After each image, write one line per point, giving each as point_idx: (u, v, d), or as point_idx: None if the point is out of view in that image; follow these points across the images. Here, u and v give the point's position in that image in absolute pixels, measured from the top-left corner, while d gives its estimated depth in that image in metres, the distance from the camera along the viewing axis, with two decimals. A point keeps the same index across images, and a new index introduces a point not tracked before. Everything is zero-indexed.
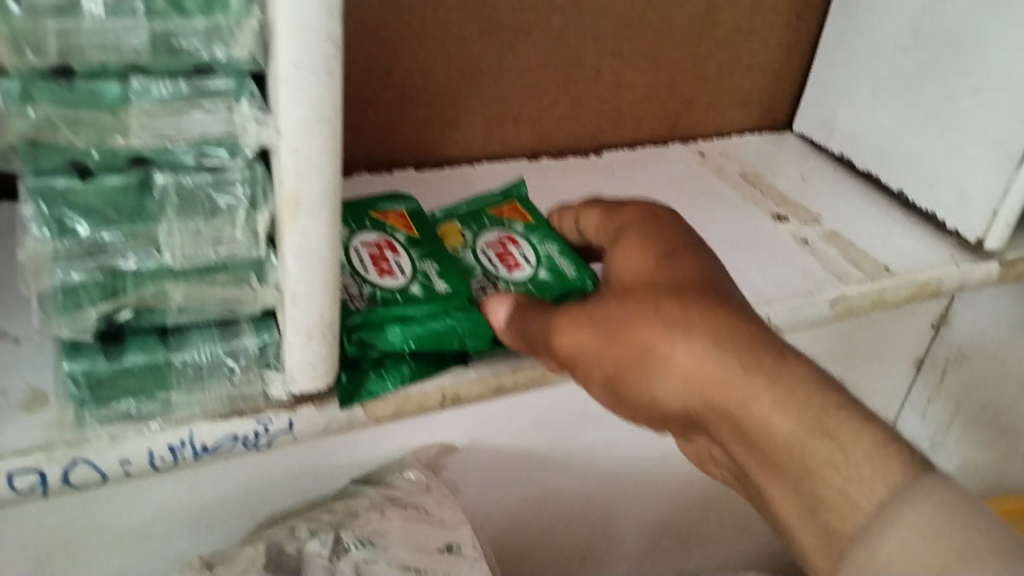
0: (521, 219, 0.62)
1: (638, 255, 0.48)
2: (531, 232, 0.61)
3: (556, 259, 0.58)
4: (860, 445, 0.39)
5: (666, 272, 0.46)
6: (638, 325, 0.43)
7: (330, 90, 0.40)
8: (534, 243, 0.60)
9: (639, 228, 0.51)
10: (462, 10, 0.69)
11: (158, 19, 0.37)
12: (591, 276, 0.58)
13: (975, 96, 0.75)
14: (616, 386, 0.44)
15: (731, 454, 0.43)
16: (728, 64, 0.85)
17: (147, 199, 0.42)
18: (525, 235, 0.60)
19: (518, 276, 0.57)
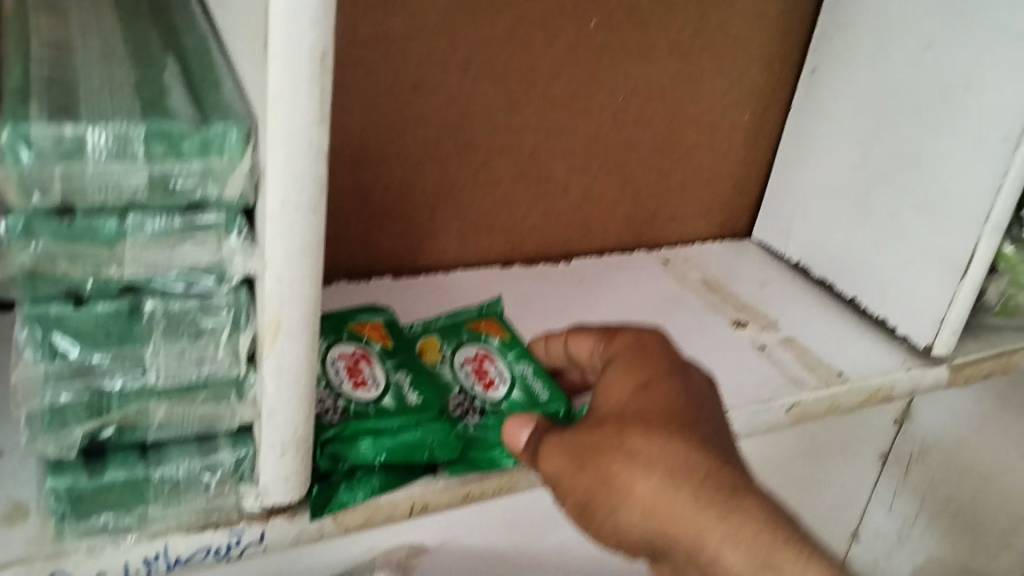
0: (496, 334, 0.66)
1: (618, 382, 0.51)
2: (507, 347, 0.65)
3: (530, 379, 0.62)
4: (802, 574, 0.43)
5: (638, 398, 0.49)
6: (609, 458, 0.45)
7: (313, 225, 0.43)
8: (510, 359, 0.63)
9: (624, 359, 0.53)
10: (439, 131, 0.73)
11: (157, 163, 0.41)
12: (563, 402, 0.61)
13: (918, 213, 0.80)
14: (587, 513, 0.47)
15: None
16: (690, 178, 0.90)
17: (136, 323, 0.45)
18: (500, 352, 0.64)
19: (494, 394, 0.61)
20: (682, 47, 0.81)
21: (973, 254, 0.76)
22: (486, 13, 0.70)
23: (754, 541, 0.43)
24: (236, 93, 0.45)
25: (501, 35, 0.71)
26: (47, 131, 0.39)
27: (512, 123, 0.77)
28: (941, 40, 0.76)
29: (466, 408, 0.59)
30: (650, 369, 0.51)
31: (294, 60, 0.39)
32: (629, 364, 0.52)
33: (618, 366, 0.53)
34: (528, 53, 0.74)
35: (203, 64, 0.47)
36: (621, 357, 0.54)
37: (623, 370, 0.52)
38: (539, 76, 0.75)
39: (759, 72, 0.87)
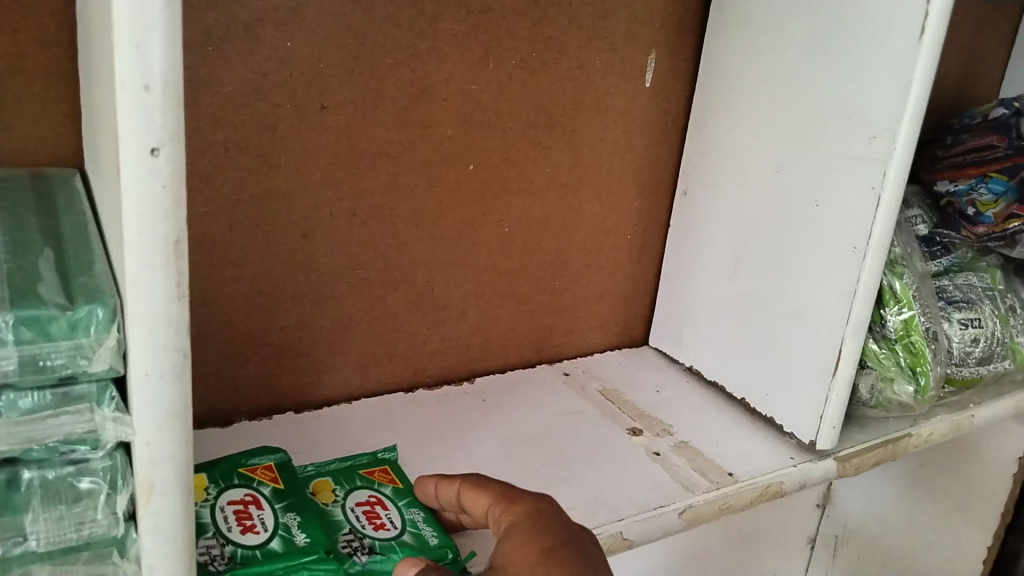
0: (390, 481, 0.69)
1: (517, 547, 0.52)
2: (398, 495, 0.67)
3: (419, 524, 0.64)
4: None
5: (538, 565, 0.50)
6: None
7: (176, 391, 0.47)
8: (401, 507, 0.66)
9: (522, 525, 0.54)
10: (331, 273, 0.78)
11: (26, 346, 0.45)
12: (453, 550, 0.63)
13: (789, 317, 0.86)
14: None
15: None
16: (581, 295, 0.97)
17: (15, 492, 0.48)
18: (392, 498, 0.67)
19: (383, 532, 0.62)
20: (560, 179, 0.88)
21: (841, 353, 0.81)
22: (367, 166, 0.76)
23: None
24: (108, 273, 0.49)
25: (384, 183, 0.77)
26: None
27: (403, 259, 0.82)
28: (788, 163, 0.84)
29: (354, 547, 0.60)
30: (548, 537, 0.52)
31: (148, 249, 0.43)
32: (529, 532, 0.53)
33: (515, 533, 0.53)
34: (411, 197, 0.80)
35: (80, 247, 0.51)
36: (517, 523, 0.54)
37: (524, 540, 0.52)
38: (424, 216, 0.81)
39: (634, 197, 0.96)
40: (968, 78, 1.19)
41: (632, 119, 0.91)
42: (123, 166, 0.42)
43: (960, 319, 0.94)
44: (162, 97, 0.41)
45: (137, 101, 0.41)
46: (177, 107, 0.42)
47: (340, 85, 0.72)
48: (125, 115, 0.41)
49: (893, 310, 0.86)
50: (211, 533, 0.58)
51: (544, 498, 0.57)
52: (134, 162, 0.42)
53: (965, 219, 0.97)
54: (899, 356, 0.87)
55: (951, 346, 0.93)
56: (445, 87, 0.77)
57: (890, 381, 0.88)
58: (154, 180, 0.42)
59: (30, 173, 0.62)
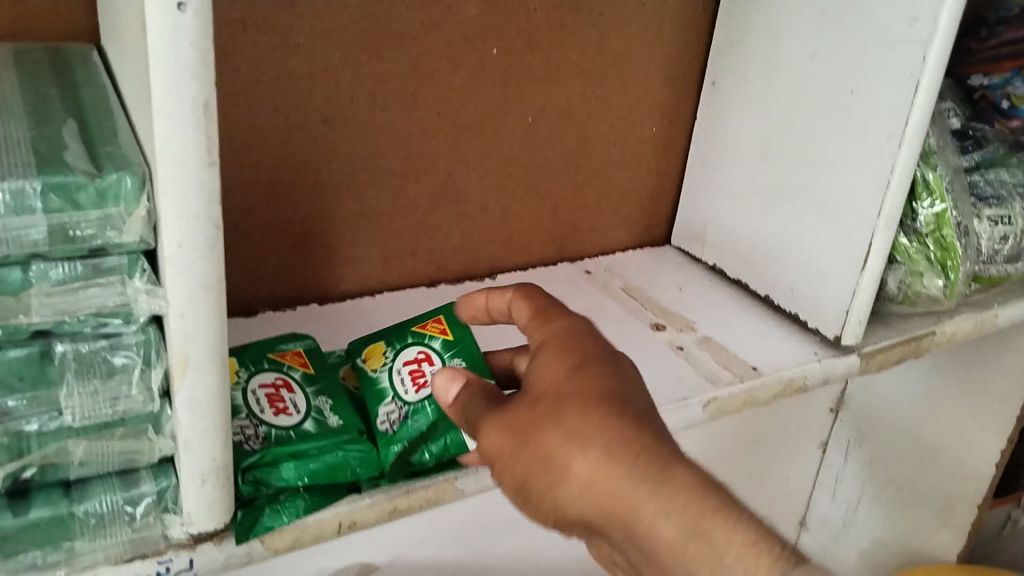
0: (440, 334, 0.65)
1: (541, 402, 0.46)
2: (448, 347, 0.64)
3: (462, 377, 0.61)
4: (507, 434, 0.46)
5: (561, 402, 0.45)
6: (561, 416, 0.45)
7: (212, 265, 0.46)
8: (446, 360, 0.62)
9: (554, 348, 0.48)
10: (352, 162, 0.76)
11: (55, 214, 0.43)
12: None
13: (819, 211, 0.84)
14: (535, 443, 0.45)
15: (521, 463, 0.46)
16: (605, 191, 0.95)
17: (49, 367, 0.47)
18: (440, 351, 0.63)
19: (426, 394, 0.61)
20: (585, 69, 0.85)
21: (870, 248, 0.79)
22: (388, 49, 0.73)
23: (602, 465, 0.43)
24: (133, 143, 0.47)
25: (406, 67, 0.75)
26: None
27: (424, 151, 0.80)
28: (823, 50, 0.81)
29: (393, 418, 0.59)
30: (584, 352, 0.47)
31: (178, 112, 0.41)
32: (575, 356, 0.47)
33: (584, 380, 0.45)
34: (434, 82, 0.77)
35: (102, 118, 0.49)
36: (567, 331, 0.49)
37: (555, 358, 0.47)
38: (447, 104, 0.79)
39: (661, 88, 0.92)
40: None
41: (661, 4, 0.87)
42: (147, 20, 0.39)
43: (991, 217, 0.90)
44: None
45: None
46: None
47: None
48: None
49: (925, 204, 0.83)
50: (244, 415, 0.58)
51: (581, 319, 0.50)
52: (159, 15, 0.39)
53: (999, 111, 0.97)
54: (929, 250, 0.85)
55: (980, 244, 0.91)
56: None
57: (919, 276, 0.87)
58: (181, 37, 0.40)
59: (44, 48, 0.59)
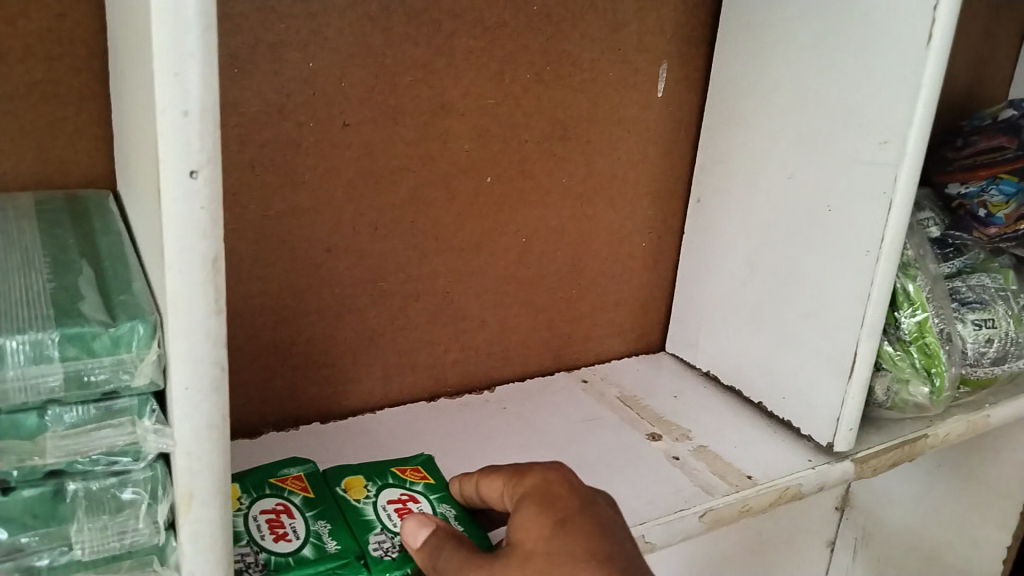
0: (420, 479, 0.70)
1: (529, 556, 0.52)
2: (430, 490, 0.68)
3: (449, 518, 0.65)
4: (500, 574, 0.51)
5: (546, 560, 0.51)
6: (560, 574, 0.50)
7: (215, 404, 0.48)
8: (432, 500, 0.67)
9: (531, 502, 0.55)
10: (354, 285, 0.80)
11: (71, 362, 0.47)
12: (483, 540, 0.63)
13: (805, 320, 0.87)
14: None
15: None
16: (599, 302, 0.98)
17: (61, 504, 0.49)
18: (423, 494, 0.68)
19: None
20: (575, 190, 0.90)
21: (855, 357, 0.82)
22: (388, 182, 0.79)
23: None
24: (146, 290, 0.51)
25: (405, 197, 0.80)
26: None
27: (423, 271, 0.84)
28: (801, 170, 0.86)
29: (387, 544, 0.60)
30: (562, 510, 0.54)
31: (188, 268, 0.45)
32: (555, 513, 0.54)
33: (567, 542, 0.52)
34: (431, 209, 0.82)
35: (116, 267, 0.53)
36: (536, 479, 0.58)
37: (535, 515, 0.54)
38: (444, 227, 0.84)
39: (649, 204, 0.97)
40: (977, 77, 1.20)
41: (646, 128, 0.93)
42: (162, 188, 0.44)
43: (974, 320, 0.94)
44: (199, 122, 0.43)
45: (176, 125, 0.43)
46: (214, 131, 0.44)
47: (360, 103, 0.75)
48: (166, 139, 0.43)
49: (907, 313, 0.86)
50: (245, 541, 0.60)
51: (554, 466, 0.58)
52: (174, 183, 0.43)
53: (976, 219, 0.99)
54: (913, 357, 0.87)
55: (966, 347, 0.94)
56: (462, 102, 0.80)
57: (905, 382, 0.89)
58: (194, 201, 0.44)
59: (66, 195, 0.64)
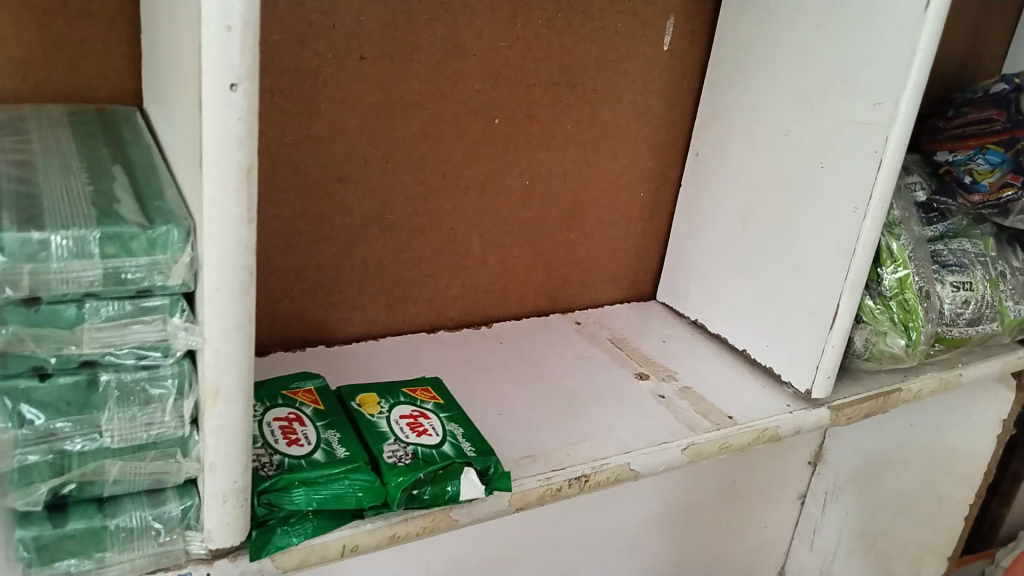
0: (430, 399, 0.74)
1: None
2: (439, 409, 0.73)
3: (457, 435, 0.70)
4: None
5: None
6: None
7: (244, 305, 0.52)
8: (442, 419, 0.71)
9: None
10: (364, 217, 0.84)
11: (110, 259, 0.50)
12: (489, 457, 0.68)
13: (791, 273, 0.91)
14: None
15: None
16: (595, 248, 1.02)
17: (94, 394, 0.53)
18: (434, 412, 0.72)
19: (423, 440, 0.67)
20: (579, 137, 0.93)
21: (837, 310, 0.86)
22: (401, 117, 0.82)
23: None
24: (177, 199, 0.54)
25: (416, 134, 0.83)
26: (15, 235, 0.47)
27: (429, 207, 0.87)
28: (796, 128, 0.89)
29: (399, 453, 0.65)
30: None
31: (224, 175, 0.48)
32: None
33: None
34: (440, 148, 0.85)
35: (149, 176, 0.56)
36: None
37: None
38: (452, 165, 0.87)
39: (648, 156, 1.00)
40: (975, 52, 1.23)
41: (650, 81, 0.96)
42: (204, 98, 0.46)
43: (953, 283, 0.99)
44: (241, 38, 0.46)
45: (220, 38, 0.45)
46: (253, 46, 0.47)
47: (378, 39, 0.77)
48: (209, 51, 0.46)
49: (889, 270, 0.90)
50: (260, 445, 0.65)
51: None
52: (215, 94, 0.46)
53: (962, 186, 1.03)
54: (892, 312, 0.92)
55: (943, 307, 0.98)
56: (474, 44, 0.82)
57: (883, 334, 0.93)
58: (232, 112, 0.47)
59: (95, 109, 0.67)
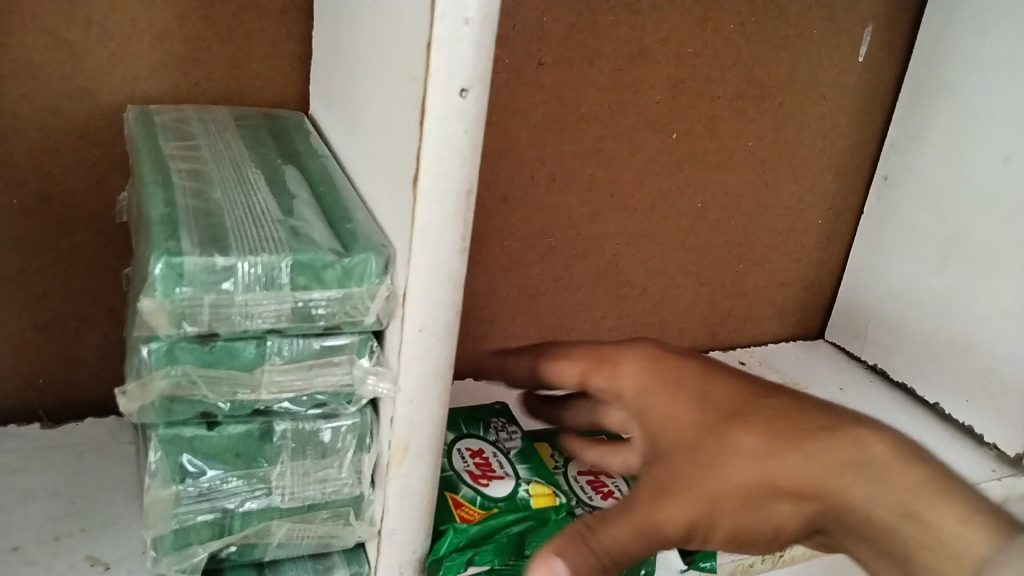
0: None
1: (832, 440, 0.41)
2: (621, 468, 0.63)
3: None
4: (864, 499, 0.39)
5: (935, 500, 0.38)
6: (745, 426, 0.43)
7: (446, 349, 0.44)
8: (627, 481, 0.62)
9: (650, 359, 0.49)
10: (524, 239, 0.76)
11: (300, 291, 0.42)
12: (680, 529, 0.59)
13: (1002, 317, 0.79)
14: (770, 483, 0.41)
15: (820, 505, 0.40)
16: (763, 279, 0.91)
17: (267, 444, 0.45)
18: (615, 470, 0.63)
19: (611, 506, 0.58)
20: (759, 156, 0.83)
21: None
22: (573, 130, 0.73)
23: (767, 444, 0.42)
24: (371, 221, 0.46)
25: (587, 147, 0.74)
26: (198, 260, 0.40)
27: (593, 231, 0.79)
28: (1019, 152, 0.76)
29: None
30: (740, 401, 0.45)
31: (442, 197, 0.40)
32: (738, 386, 0.46)
33: (735, 408, 0.44)
34: (609, 164, 0.76)
35: (333, 193, 0.49)
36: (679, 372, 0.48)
37: (762, 432, 0.42)
38: (622, 185, 0.78)
39: (830, 180, 0.89)
40: None
41: (841, 95, 0.85)
42: (428, 104, 0.39)
43: None
44: (477, 33, 0.38)
45: (454, 33, 0.38)
46: (490, 44, 0.39)
47: (559, 41, 0.69)
48: (440, 48, 0.38)
49: None
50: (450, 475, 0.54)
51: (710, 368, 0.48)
52: (442, 101, 0.39)
53: None
54: None
55: None
56: (659, 50, 0.73)
57: None
58: (458, 121, 0.39)
59: (263, 113, 0.60)
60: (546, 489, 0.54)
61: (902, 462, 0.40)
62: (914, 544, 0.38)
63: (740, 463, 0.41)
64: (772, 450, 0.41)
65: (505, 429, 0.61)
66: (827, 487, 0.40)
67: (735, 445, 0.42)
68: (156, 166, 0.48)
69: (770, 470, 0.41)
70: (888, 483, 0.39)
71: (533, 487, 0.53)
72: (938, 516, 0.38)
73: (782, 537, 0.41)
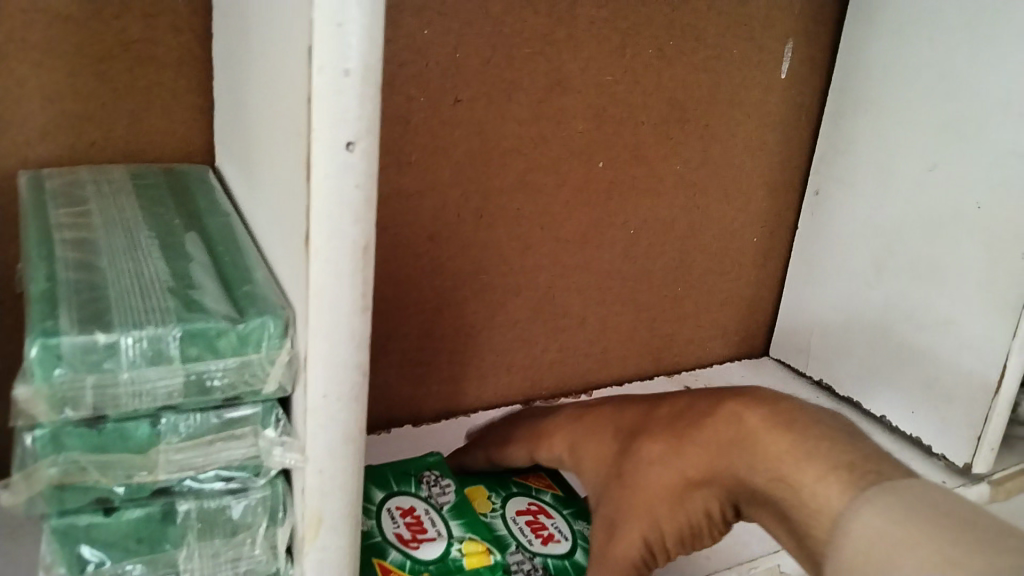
0: (548, 490, 0.63)
1: (715, 423, 0.50)
2: (561, 504, 0.61)
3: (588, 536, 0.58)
4: (753, 474, 0.47)
5: (803, 463, 0.45)
6: (648, 435, 0.53)
7: (354, 413, 0.41)
8: (567, 516, 0.60)
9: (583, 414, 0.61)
10: (455, 278, 0.74)
11: (193, 363, 0.40)
12: None
13: (941, 327, 0.78)
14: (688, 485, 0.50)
15: (717, 484, 0.49)
16: (704, 301, 0.91)
17: (170, 526, 0.43)
18: (554, 506, 0.61)
19: (551, 547, 0.56)
20: (689, 179, 0.82)
21: (1005, 369, 0.73)
22: (497, 165, 0.72)
23: (673, 451, 0.51)
24: (271, 281, 0.44)
25: (513, 182, 0.73)
26: (76, 339, 0.37)
27: (526, 266, 0.77)
28: (945, 162, 0.77)
29: (527, 567, 0.53)
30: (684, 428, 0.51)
31: (337, 256, 0.38)
32: (641, 406, 0.57)
33: (647, 426, 0.54)
34: (537, 197, 0.75)
35: (233, 252, 0.46)
36: (606, 416, 0.58)
37: (663, 435, 0.52)
38: (552, 217, 0.76)
39: (763, 198, 0.89)
40: None
41: (767, 114, 0.85)
42: (313, 161, 0.36)
43: None
44: (360, 84, 0.36)
45: (335, 85, 0.35)
46: (376, 93, 0.37)
47: (475, 76, 0.67)
48: (321, 102, 0.35)
49: None
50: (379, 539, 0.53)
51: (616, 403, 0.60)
52: (328, 157, 0.36)
53: None
54: None
55: None
56: (579, 79, 0.72)
57: None
58: (347, 177, 0.37)
59: (164, 170, 0.58)
60: (480, 547, 0.53)
61: (770, 431, 0.47)
62: (791, 505, 0.45)
63: (655, 474, 0.51)
64: (668, 452, 0.51)
65: (440, 484, 0.59)
66: (716, 470, 0.49)
67: (650, 462, 0.52)
68: (40, 237, 0.46)
69: (678, 481, 0.50)
70: (766, 452, 0.47)
71: (465, 546, 0.53)
72: (804, 478, 0.44)
73: (715, 519, 0.50)
